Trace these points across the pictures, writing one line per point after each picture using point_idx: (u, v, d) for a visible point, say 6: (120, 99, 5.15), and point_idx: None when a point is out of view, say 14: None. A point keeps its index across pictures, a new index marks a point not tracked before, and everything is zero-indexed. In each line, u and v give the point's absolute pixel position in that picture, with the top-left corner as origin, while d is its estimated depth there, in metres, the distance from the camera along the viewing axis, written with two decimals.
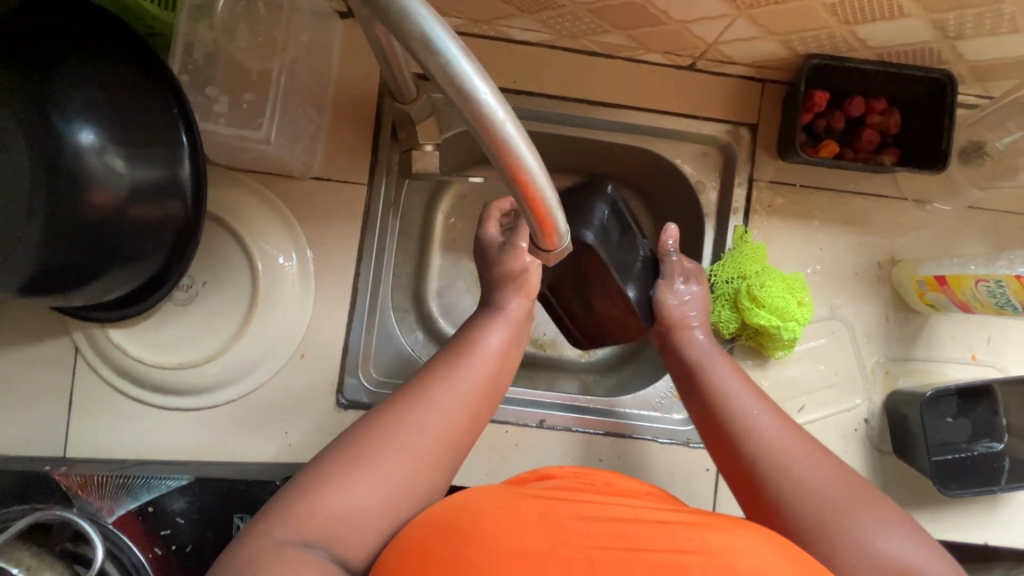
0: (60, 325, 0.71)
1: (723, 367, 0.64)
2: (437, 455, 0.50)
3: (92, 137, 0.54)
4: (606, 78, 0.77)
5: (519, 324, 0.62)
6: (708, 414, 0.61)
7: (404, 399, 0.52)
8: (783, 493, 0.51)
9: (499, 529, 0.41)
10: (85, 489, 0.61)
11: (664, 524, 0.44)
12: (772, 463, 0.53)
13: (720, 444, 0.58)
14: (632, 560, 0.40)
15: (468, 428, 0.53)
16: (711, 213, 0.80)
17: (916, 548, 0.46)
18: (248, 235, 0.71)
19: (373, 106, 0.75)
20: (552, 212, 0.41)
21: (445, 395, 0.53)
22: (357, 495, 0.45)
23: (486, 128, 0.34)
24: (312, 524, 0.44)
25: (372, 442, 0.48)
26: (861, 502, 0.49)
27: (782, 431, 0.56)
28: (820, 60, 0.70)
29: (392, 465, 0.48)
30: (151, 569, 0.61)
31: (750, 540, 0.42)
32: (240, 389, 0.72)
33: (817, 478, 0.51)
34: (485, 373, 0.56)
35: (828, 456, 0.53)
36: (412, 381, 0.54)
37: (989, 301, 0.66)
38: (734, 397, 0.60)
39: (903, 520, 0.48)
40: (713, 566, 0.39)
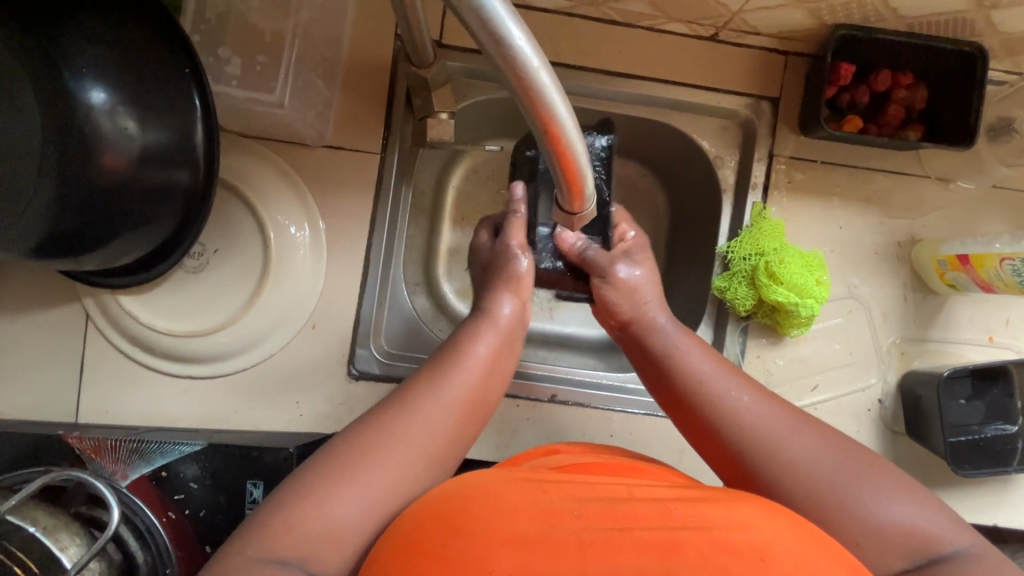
0: (70, 293, 0.71)
1: (688, 347, 0.59)
2: (421, 468, 0.49)
3: (103, 97, 0.53)
4: (625, 48, 0.75)
5: (513, 333, 0.60)
6: (683, 404, 0.56)
7: (385, 413, 0.51)
8: (776, 478, 0.49)
9: (491, 516, 0.41)
10: (99, 453, 0.62)
11: (660, 502, 0.44)
12: (760, 448, 0.50)
13: (701, 434, 0.55)
14: (624, 539, 0.40)
15: (455, 440, 0.52)
16: (729, 189, 0.79)
17: (918, 512, 0.45)
18: (259, 203, 0.70)
19: (387, 72, 0.73)
20: (581, 169, 0.40)
21: (430, 407, 0.51)
22: (338, 508, 0.45)
23: (521, 76, 0.33)
24: (290, 539, 0.43)
25: (350, 459, 0.47)
26: (856, 473, 0.47)
27: (764, 410, 0.52)
28: (848, 31, 0.68)
29: (373, 480, 0.47)
30: (164, 533, 0.61)
31: (754, 508, 0.42)
32: (251, 358, 0.71)
33: (808, 458, 0.49)
34: (473, 384, 0.54)
35: (815, 427, 0.51)
36: (398, 392, 0.53)
37: (1012, 280, 0.65)
38: (709, 380, 0.55)
39: (903, 484, 0.47)
40: (711, 542, 0.39)
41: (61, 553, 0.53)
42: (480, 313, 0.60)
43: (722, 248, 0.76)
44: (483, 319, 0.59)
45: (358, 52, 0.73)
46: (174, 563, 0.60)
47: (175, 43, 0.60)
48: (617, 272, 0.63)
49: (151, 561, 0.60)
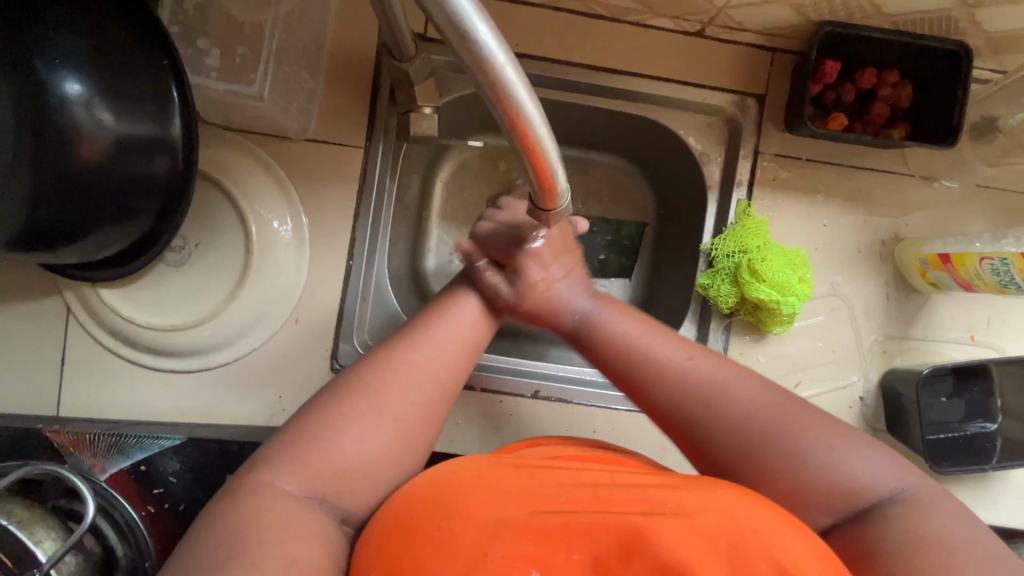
0: (51, 285, 0.70)
1: (612, 316, 0.59)
2: (439, 399, 0.52)
3: (78, 88, 0.53)
4: (611, 43, 0.74)
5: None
6: (613, 371, 0.57)
7: (400, 345, 0.53)
8: (711, 432, 0.50)
9: (479, 501, 0.41)
10: (78, 446, 0.62)
11: (639, 488, 0.44)
12: (694, 407, 0.51)
13: (637, 398, 0.55)
14: (609, 522, 0.40)
15: (468, 370, 0.55)
16: (714, 186, 0.78)
17: (855, 456, 0.46)
18: (242, 197, 0.70)
19: (371, 65, 0.73)
20: (552, 165, 0.39)
21: (443, 338, 0.54)
22: (367, 440, 0.47)
23: (486, 70, 0.32)
24: (313, 480, 0.44)
25: (374, 388, 0.49)
26: (789, 421, 0.48)
27: (692, 365, 0.53)
28: (834, 27, 0.68)
29: (399, 409, 0.49)
30: (144, 527, 0.62)
31: (734, 496, 0.42)
32: (234, 352, 0.71)
33: (740, 411, 0.50)
34: (481, 319, 0.58)
35: (743, 373, 0.52)
36: (409, 327, 0.55)
37: (992, 279, 0.65)
38: (637, 343, 0.56)
39: (849, 432, 0.48)
40: (690, 527, 0.39)
41: (36, 546, 0.53)
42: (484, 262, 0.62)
43: (706, 245, 0.76)
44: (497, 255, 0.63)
45: (342, 45, 0.72)
46: (152, 556, 0.61)
47: (149, 34, 0.59)
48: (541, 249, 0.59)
49: (130, 553, 0.60)
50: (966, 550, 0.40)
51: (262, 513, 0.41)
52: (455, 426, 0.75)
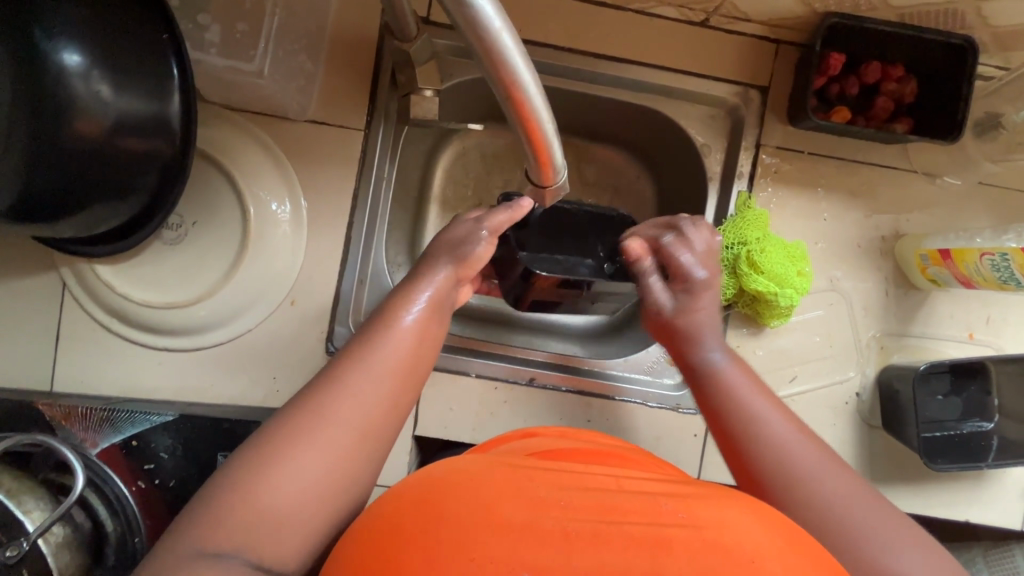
0: (47, 260, 0.70)
1: (736, 374, 0.59)
2: (356, 446, 0.46)
3: (77, 60, 0.52)
4: (615, 31, 0.74)
5: (445, 298, 0.57)
6: (716, 420, 0.56)
7: (318, 387, 0.47)
8: (798, 507, 0.48)
9: (475, 504, 0.38)
10: (69, 419, 0.62)
11: (648, 496, 0.41)
12: (783, 476, 0.50)
13: (729, 452, 0.54)
14: (612, 533, 0.37)
15: (395, 408, 0.49)
16: (715, 179, 0.78)
17: (926, 568, 0.43)
18: (241, 177, 0.70)
19: (372, 47, 0.72)
20: (546, 137, 0.39)
21: (363, 379, 0.48)
22: (270, 490, 0.42)
23: (481, 37, 0.32)
24: (226, 532, 0.40)
25: (282, 440, 0.44)
26: (872, 521, 0.46)
27: (801, 445, 0.52)
28: (838, 19, 0.67)
29: (309, 455, 0.44)
30: (135, 501, 0.62)
31: (737, 511, 0.40)
32: (229, 332, 0.71)
33: (837, 498, 0.47)
34: (406, 352, 0.51)
35: (847, 472, 0.50)
36: (328, 367, 0.49)
37: (992, 276, 0.65)
38: (752, 406, 0.55)
39: (923, 540, 0.45)
40: (698, 540, 0.36)
41: (24, 516, 0.52)
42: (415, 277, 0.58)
43: None
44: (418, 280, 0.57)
45: (344, 25, 0.72)
46: (142, 531, 0.61)
47: (149, 9, 0.59)
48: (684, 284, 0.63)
49: (119, 529, 0.60)
50: None
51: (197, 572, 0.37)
52: (449, 412, 0.75)
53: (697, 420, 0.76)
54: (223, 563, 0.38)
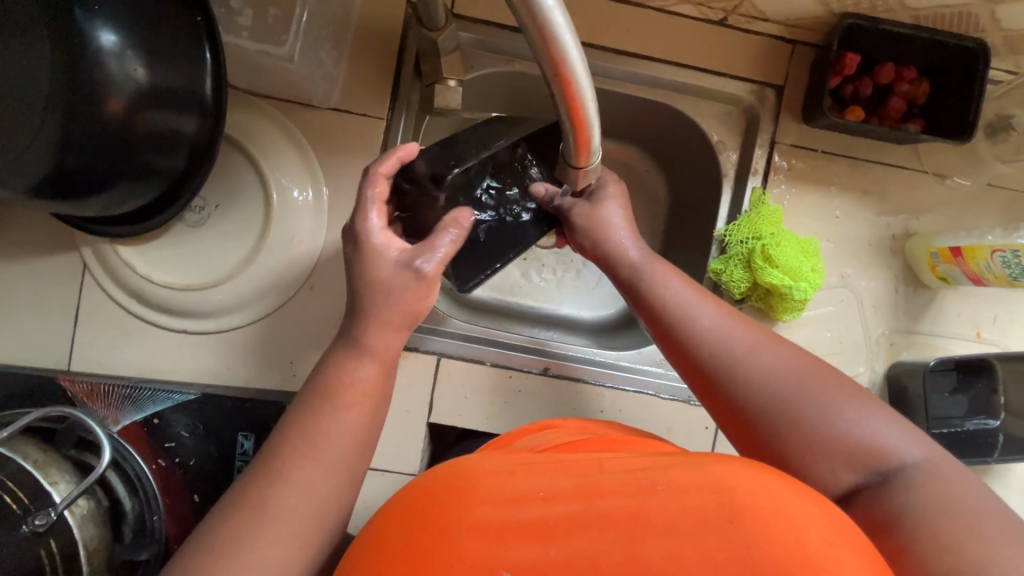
0: (69, 240, 0.71)
1: (661, 272, 0.59)
2: (309, 539, 0.45)
3: (113, 40, 0.53)
4: (635, 27, 0.75)
5: (388, 364, 0.52)
6: (653, 327, 0.57)
7: (260, 484, 0.45)
8: (732, 394, 0.49)
9: (453, 511, 0.40)
10: (91, 396, 0.66)
11: (629, 471, 0.41)
12: (721, 370, 0.50)
13: (669, 348, 0.55)
14: (589, 517, 0.38)
15: (349, 485, 0.48)
16: (730, 175, 0.79)
17: (865, 419, 0.45)
18: (265, 163, 0.71)
19: (396, 38, 0.74)
20: (588, 119, 0.40)
21: (310, 469, 0.46)
22: None
23: (534, 15, 0.33)
24: None
25: (224, 549, 0.42)
26: (805, 387, 0.47)
27: (724, 328, 0.52)
28: (855, 20, 0.69)
29: (262, 561, 0.42)
30: (154, 479, 0.64)
31: (719, 466, 0.39)
32: (248, 316, 0.71)
33: (765, 374, 0.48)
34: (352, 438, 0.48)
35: (770, 342, 0.51)
36: (269, 459, 0.46)
37: (1002, 273, 0.66)
38: (677, 302, 0.56)
39: (857, 393, 0.46)
40: (675, 510, 0.37)
41: (51, 486, 0.54)
42: (344, 343, 0.52)
43: (720, 232, 0.77)
44: (352, 353, 0.51)
45: (370, 15, 0.73)
46: (160, 510, 0.63)
47: None
48: (593, 205, 0.64)
49: (138, 509, 0.63)
50: (979, 511, 0.39)
51: None
52: (464, 400, 0.76)
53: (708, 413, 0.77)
54: None
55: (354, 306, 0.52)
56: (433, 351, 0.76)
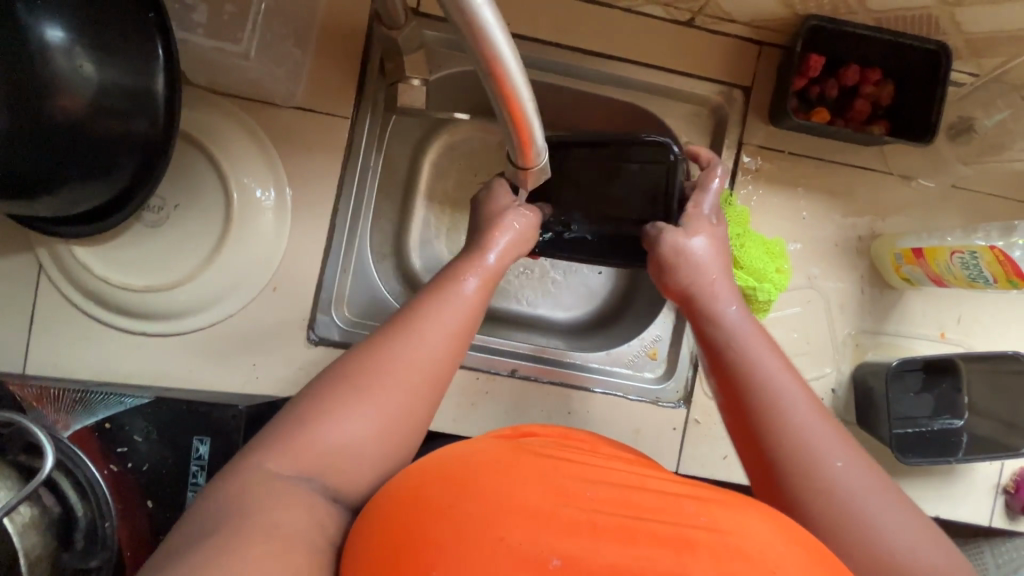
0: (24, 240, 0.69)
1: (755, 339, 0.56)
2: (421, 391, 0.49)
3: (60, 36, 0.52)
4: (602, 27, 0.75)
5: (500, 268, 0.59)
6: (731, 396, 0.54)
7: (388, 336, 0.50)
8: (807, 491, 0.47)
9: (504, 490, 0.37)
10: (41, 400, 0.62)
11: (672, 495, 0.38)
12: (804, 457, 0.48)
13: (743, 423, 0.52)
14: (638, 529, 0.35)
15: (455, 365, 0.52)
16: (698, 176, 0.79)
17: (936, 556, 0.44)
18: (226, 162, 0.69)
19: (361, 36, 0.73)
20: (527, 117, 0.41)
21: (432, 336, 0.51)
22: (353, 423, 0.45)
23: (462, 11, 0.33)
24: (314, 454, 0.43)
25: (358, 378, 0.47)
26: (882, 509, 0.45)
27: (817, 423, 0.50)
28: (819, 21, 0.69)
29: (386, 400, 0.47)
30: (106, 486, 0.62)
31: (762, 518, 0.36)
32: (208, 318, 0.70)
33: (846, 483, 0.46)
34: (466, 314, 0.54)
35: (856, 453, 0.49)
36: (394, 319, 0.52)
37: (962, 274, 0.67)
38: (769, 378, 0.52)
39: (927, 525, 0.46)
40: (722, 546, 0.34)
41: None
42: (466, 253, 0.59)
43: None
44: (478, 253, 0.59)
45: (334, 13, 0.72)
46: (113, 516, 0.61)
47: None
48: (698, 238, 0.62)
49: (90, 515, 0.61)
50: None
51: (275, 490, 0.41)
52: None
53: (676, 414, 0.77)
54: (301, 484, 0.42)
55: (478, 230, 0.61)
56: None
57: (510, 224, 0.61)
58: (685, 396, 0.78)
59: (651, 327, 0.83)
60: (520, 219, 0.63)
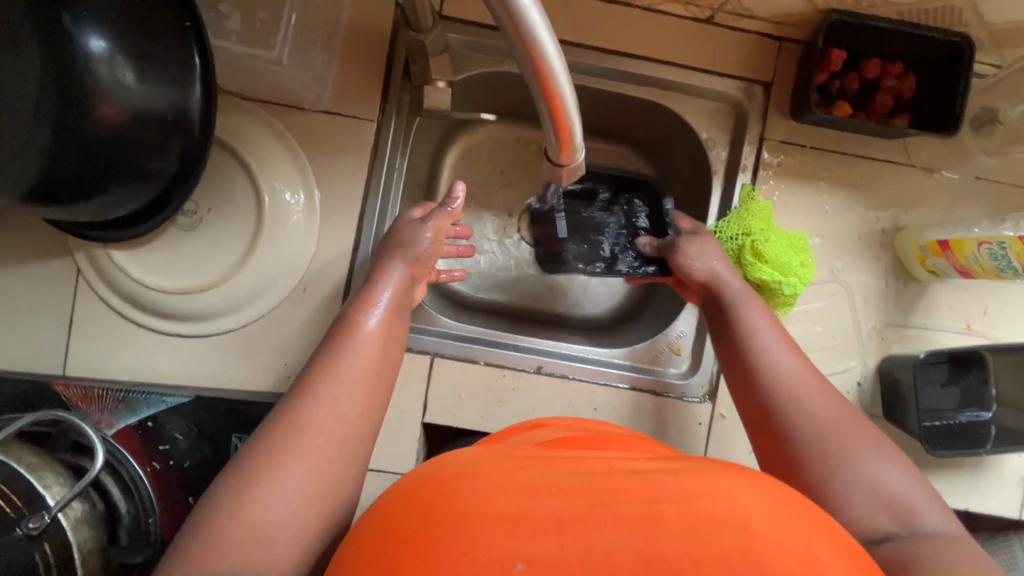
0: (62, 245, 0.71)
1: (750, 306, 0.63)
2: (335, 450, 0.47)
3: (102, 45, 0.53)
4: (623, 26, 0.76)
5: (401, 300, 0.61)
6: (729, 350, 0.61)
7: (288, 406, 0.49)
8: (791, 424, 0.51)
9: (473, 498, 0.36)
10: (85, 400, 0.67)
11: (637, 474, 0.39)
12: (786, 398, 0.53)
13: (738, 374, 0.58)
14: (603, 514, 0.35)
15: (369, 414, 0.51)
16: (719, 171, 0.80)
17: (910, 485, 0.46)
18: (257, 166, 0.71)
19: (386, 40, 0.74)
20: (569, 115, 0.42)
21: (334, 394, 0.50)
22: (262, 507, 0.43)
23: (512, 14, 0.34)
24: (222, 552, 0.40)
25: (260, 460, 0.45)
26: (858, 440, 0.49)
27: (800, 372, 0.55)
28: (841, 16, 0.70)
29: (295, 470, 0.45)
30: (148, 483, 0.65)
31: (730, 482, 0.38)
32: (241, 318, 0.72)
33: (824, 418, 0.51)
34: (369, 359, 0.54)
35: (836, 396, 0.53)
36: (297, 386, 0.51)
37: (990, 265, 0.67)
38: (759, 333, 0.60)
39: (904, 463, 0.48)
40: (692, 515, 0.35)
41: (45, 490, 0.55)
42: (366, 289, 0.61)
43: (711, 228, 0.77)
44: (385, 277, 0.62)
45: (359, 18, 0.73)
46: (156, 513, 0.65)
47: None
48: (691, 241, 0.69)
49: (134, 511, 0.64)
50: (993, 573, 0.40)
51: None
52: (457, 400, 0.76)
53: (701, 409, 0.77)
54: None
55: (395, 252, 0.65)
56: (427, 351, 0.76)
57: (421, 245, 0.65)
58: (710, 391, 0.79)
59: (674, 323, 0.83)
60: (421, 237, 0.65)
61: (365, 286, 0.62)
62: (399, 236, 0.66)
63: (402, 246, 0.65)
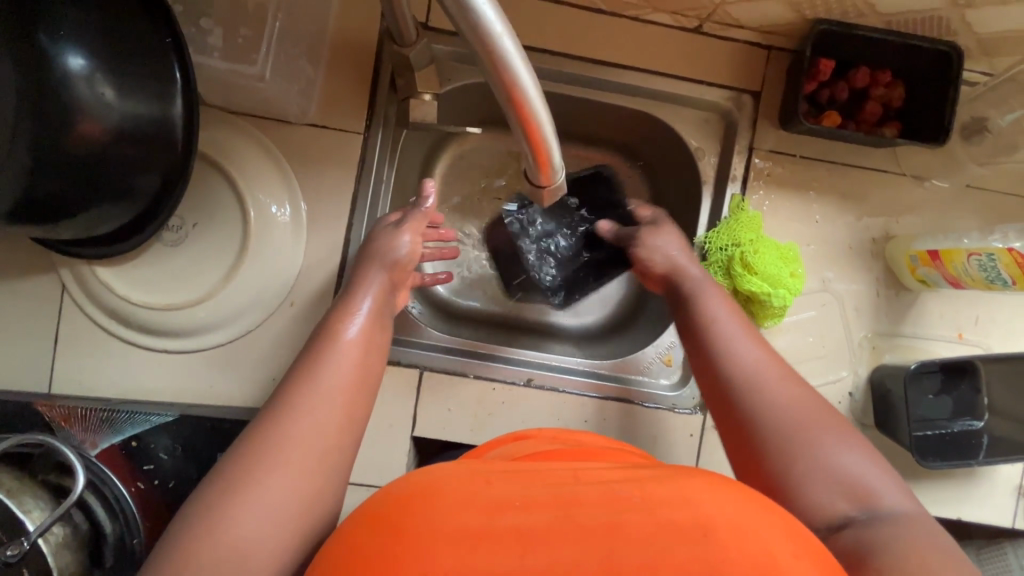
0: (47, 262, 0.70)
1: (710, 294, 0.63)
2: (312, 465, 0.46)
3: (80, 63, 0.53)
4: (611, 36, 0.75)
5: (383, 307, 0.61)
6: (691, 339, 0.60)
7: (267, 418, 0.48)
8: (753, 410, 0.51)
9: (432, 510, 0.36)
10: (68, 420, 0.66)
11: (604, 483, 0.38)
12: (747, 384, 0.53)
13: (701, 363, 0.58)
14: (566, 526, 0.35)
15: (349, 427, 0.50)
16: (709, 181, 0.79)
17: (867, 467, 0.46)
18: (242, 180, 0.70)
19: (372, 52, 0.73)
20: (546, 140, 0.42)
21: (313, 407, 0.49)
22: (238, 525, 0.42)
23: (484, 42, 0.34)
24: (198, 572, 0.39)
25: (238, 476, 0.44)
26: (817, 424, 0.48)
27: (760, 358, 0.55)
28: (828, 26, 0.69)
29: (272, 487, 0.44)
30: (132, 502, 0.65)
31: (695, 486, 0.37)
32: (227, 333, 0.71)
33: (785, 402, 0.50)
34: (352, 367, 0.53)
35: (796, 380, 0.53)
36: (276, 397, 0.50)
37: (980, 275, 0.66)
38: (720, 321, 0.59)
39: (863, 445, 0.47)
40: (654, 522, 0.34)
41: (25, 516, 0.55)
42: (360, 287, 0.61)
43: (701, 239, 0.77)
44: (374, 282, 0.62)
45: (345, 30, 0.73)
46: (140, 532, 0.64)
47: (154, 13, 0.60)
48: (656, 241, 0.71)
49: (118, 531, 0.63)
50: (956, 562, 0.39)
51: None
52: (446, 413, 0.75)
53: (692, 421, 0.77)
54: None
55: (373, 256, 0.65)
56: (416, 364, 0.76)
57: (400, 248, 0.65)
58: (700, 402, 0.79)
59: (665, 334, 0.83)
60: (399, 242, 0.65)
61: (356, 284, 0.62)
62: (381, 241, 0.65)
63: (387, 248, 0.65)
